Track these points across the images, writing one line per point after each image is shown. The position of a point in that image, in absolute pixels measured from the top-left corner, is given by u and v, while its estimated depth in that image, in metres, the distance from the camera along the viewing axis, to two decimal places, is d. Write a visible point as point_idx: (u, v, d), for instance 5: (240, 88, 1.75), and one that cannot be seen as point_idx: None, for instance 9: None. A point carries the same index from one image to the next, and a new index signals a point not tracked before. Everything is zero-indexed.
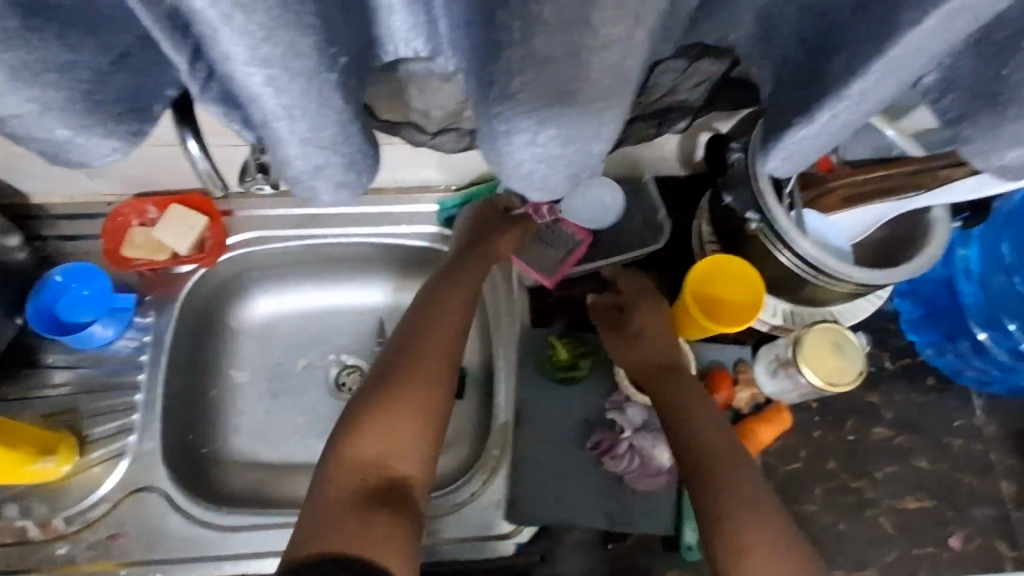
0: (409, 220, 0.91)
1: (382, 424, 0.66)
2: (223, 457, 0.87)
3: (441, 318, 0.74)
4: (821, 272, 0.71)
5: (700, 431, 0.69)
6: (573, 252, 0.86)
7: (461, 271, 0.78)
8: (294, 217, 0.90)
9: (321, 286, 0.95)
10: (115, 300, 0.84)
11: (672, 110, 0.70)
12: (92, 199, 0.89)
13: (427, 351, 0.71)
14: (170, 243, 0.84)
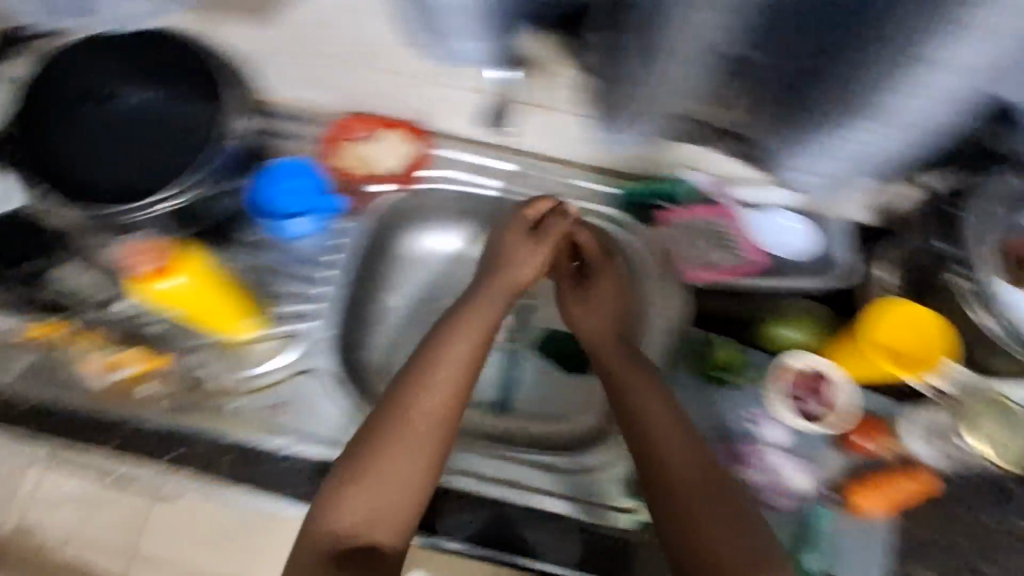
0: (588, 195, 0.93)
1: (358, 494, 0.67)
2: (370, 367, 0.93)
3: (427, 386, 0.71)
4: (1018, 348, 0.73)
5: (687, 492, 0.69)
6: (742, 267, 0.87)
7: (461, 334, 0.74)
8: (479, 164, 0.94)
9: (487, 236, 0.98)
10: (323, 199, 0.91)
11: (915, 161, 0.66)
12: (308, 102, 0.94)
13: (413, 423, 0.69)
14: (380, 162, 0.92)
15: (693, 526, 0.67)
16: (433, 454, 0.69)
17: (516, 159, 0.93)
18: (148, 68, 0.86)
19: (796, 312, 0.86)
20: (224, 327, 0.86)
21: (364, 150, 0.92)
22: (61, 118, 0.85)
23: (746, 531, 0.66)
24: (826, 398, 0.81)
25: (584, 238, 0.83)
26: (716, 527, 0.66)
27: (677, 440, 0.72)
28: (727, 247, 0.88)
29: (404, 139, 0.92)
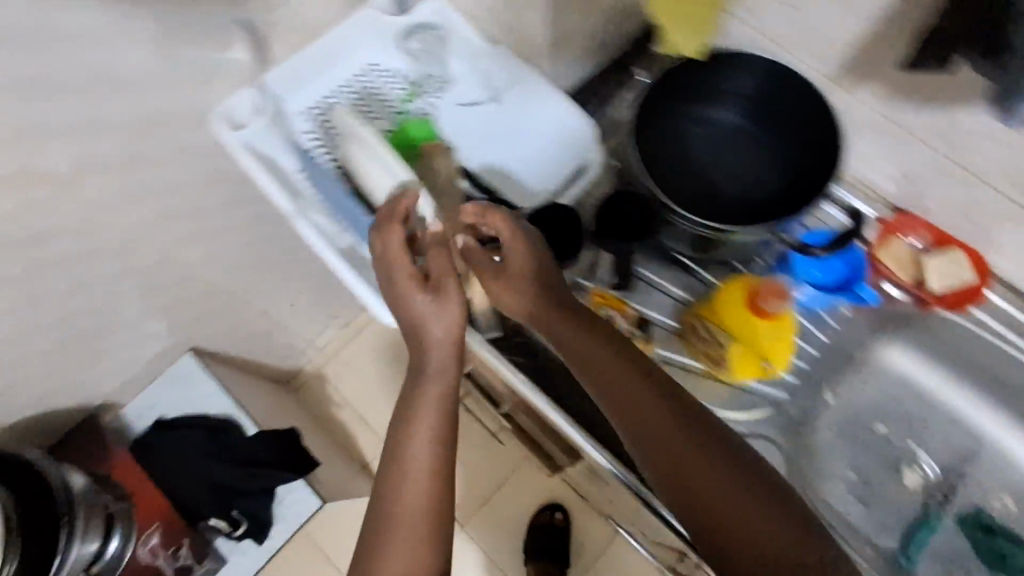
0: None
1: (398, 550, 0.69)
2: (801, 458, 0.94)
3: (410, 440, 0.74)
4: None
5: (671, 475, 0.65)
6: None
7: (433, 384, 0.77)
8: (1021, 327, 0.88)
9: (955, 389, 0.94)
10: (859, 286, 0.91)
11: None
12: (868, 184, 0.92)
13: (414, 441, 0.74)
14: (931, 274, 0.87)
15: (699, 499, 0.63)
16: (435, 480, 0.73)
17: None
18: (780, 115, 0.87)
19: None
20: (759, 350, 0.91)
21: (918, 258, 0.88)
22: (681, 128, 0.91)
23: (757, 501, 0.62)
24: None
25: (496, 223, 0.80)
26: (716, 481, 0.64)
27: (630, 411, 0.69)
28: None
29: (968, 264, 0.86)
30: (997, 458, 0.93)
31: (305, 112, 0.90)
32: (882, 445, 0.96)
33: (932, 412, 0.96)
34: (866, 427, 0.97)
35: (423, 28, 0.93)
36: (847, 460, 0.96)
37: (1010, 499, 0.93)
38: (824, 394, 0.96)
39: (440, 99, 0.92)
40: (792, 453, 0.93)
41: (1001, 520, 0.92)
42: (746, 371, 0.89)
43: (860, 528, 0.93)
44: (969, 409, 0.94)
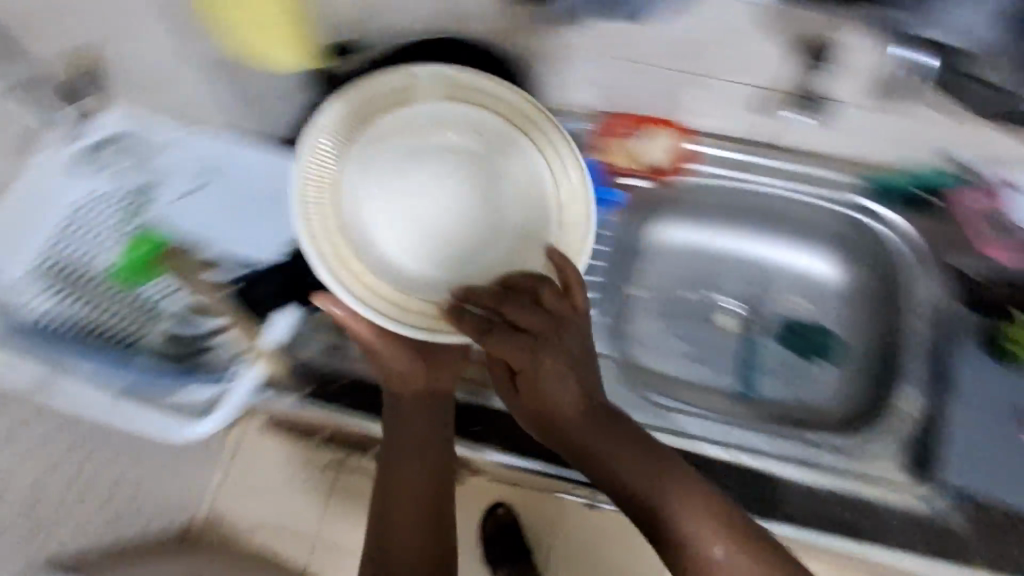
0: (835, 186, 0.99)
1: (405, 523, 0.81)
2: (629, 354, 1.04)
3: (401, 445, 0.82)
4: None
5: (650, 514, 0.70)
6: (1001, 247, 0.94)
7: (413, 417, 0.82)
8: (743, 163, 1.00)
9: (722, 233, 1.07)
10: (606, 192, 1.03)
11: None
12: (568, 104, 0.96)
13: (401, 444, 0.82)
14: (649, 157, 0.99)
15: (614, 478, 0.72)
16: (428, 461, 0.82)
17: (772, 154, 0.99)
18: (447, 67, 0.86)
19: None
20: None
21: (634, 147, 0.99)
22: None
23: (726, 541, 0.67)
24: None
25: (473, 314, 0.73)
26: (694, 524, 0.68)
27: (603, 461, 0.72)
28: (990, 226, 0.93)
29: (671, 135, 0.98)
30: (780, 270, 1.07)
31: (27, 275, 0.83)
32: (695, 306, 1.07)
33: (718, 261, 1.08)
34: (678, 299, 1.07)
35: (505, 136, 0.78)
36: (676, 334, 1.06)
37: (806, 298, 1.06)
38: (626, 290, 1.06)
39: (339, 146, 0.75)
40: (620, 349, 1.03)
41: (805, 319, 1.05)
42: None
43: (709, 384, 1.03)
44: (741, 244, 1.07)
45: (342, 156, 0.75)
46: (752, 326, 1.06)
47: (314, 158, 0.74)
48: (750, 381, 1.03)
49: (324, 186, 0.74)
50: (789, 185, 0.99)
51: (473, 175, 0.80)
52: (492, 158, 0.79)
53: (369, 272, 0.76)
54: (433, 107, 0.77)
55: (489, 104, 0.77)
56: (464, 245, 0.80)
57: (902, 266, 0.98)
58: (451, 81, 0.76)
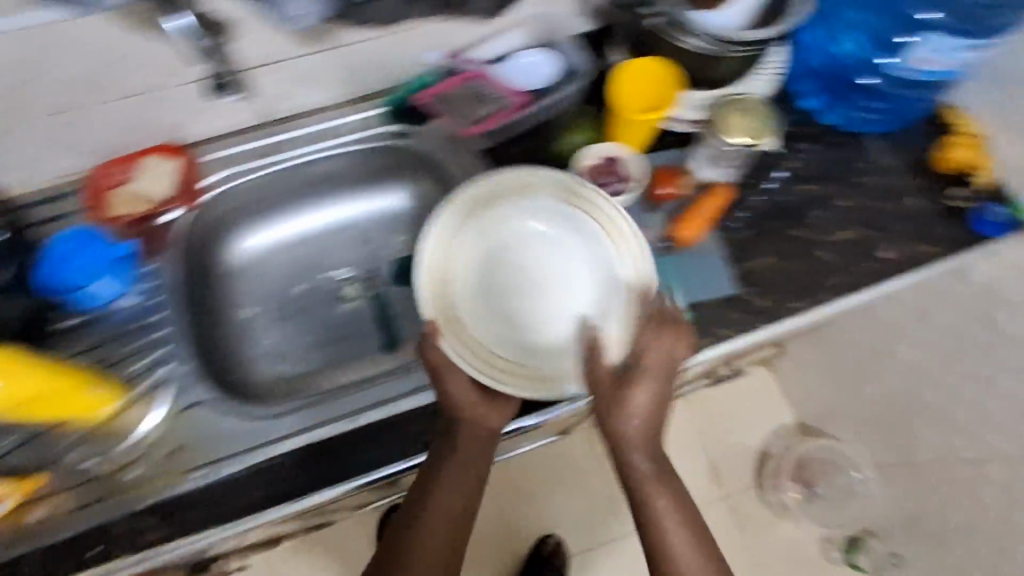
0: (357, 129, 1.01)
1: (434, 540, 0.76)
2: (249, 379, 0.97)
3: (448, 481, 0.78)
4: (728, 43, 0.83)
5: (653, 544, 0.76)
6: (508, 106, 0.95)
7: (478, 448, 0.79)
8: (274, 145, 0.99)
9: (292, 217, 1.06)
10: (119, 247, 0.89)
11: None
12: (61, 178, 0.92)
13: (464, 469, 0.78)
14: (154, 191, 0.91)
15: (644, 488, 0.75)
16: (467, 483, 0.79)
17: (285, 127, 0.99)
18: None
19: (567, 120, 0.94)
20: (83, 408, 0.82)
21: (134, 188, 0.91)
22: None
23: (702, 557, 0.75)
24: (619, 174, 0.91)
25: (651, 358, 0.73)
26: (683, 548, 0.75)
27: (644, 512, 0.76)
28: (488, 97, 0.95)
29: (165, 158, 0.92)
30: (374, 220, 1.09)
31: None
32: (314, 294, 1.06)
33: (318, 242, 1.07)
34: (291, 297, 1.05)
35: (614, 251, 0.84)
36: (308, 327, 1.04)
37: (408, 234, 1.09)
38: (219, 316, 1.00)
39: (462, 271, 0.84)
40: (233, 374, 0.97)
41: (413, 253, 1.08)
42: (68, 406, 0.81)
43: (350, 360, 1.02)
44: (328, 215, 1.07)
45: (470, 228, 0.84)
46: (371, 281, 1.07)
47: (495, 228, 0.85)
48: (392, 333, 1.05)
49: (438, 285, 0.82)
50: (324, 145, 1.01)
51: (547, 279, 0.85)
52: (566, 264, 0.85)
53: (465, 345, 0.81)
54: (536, 209, 0.85)
55: (616, 228, 0.83)
56: (490, 305, 0.84)
57: (440, 162, 1.01)
58: (568, 201, 0.85)
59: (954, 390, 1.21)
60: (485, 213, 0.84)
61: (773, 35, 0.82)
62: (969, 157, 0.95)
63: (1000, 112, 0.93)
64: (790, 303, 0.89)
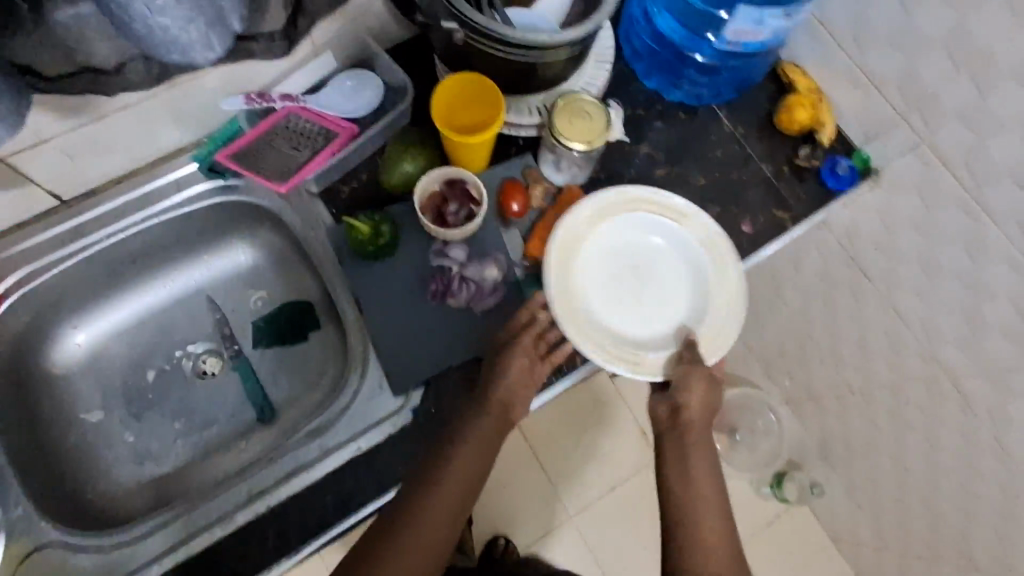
0: (171, 192, 0.89)
1: (435, 516, 0.72)
2: (109, 494, 0.88)
3: (462, 451, 0.75)
4: (524, 52, 0.75)
5: (680, 513, 0.74)
6: (331, 140, 0.86)
7: (492, 420, 0.78)
8: (78, 227, 0.87)
9: (128, 299, 0.95)
10: None
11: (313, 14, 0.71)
12: None
13: (471, 441, 0.76)
14: None
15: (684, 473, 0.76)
16: (482, 466, 0.76)
17: (88, 206, 0.87)
18: None
19: (397, 149, 0.85)
20: None
21: None
22: None
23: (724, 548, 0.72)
24: (455, 202, 0.84)
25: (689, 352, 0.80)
26: (709, 529, 0.72)
27: (681, 481, 0.76)
28: (308, 135, 0.86)
29: None
30: (221, 282, 0.98)
31: None
32: (169, 376, 0.95)
33: (163, 317, 0.96)
34: (142, 385, 0.94)
35: (703, 294, 0.85)
36: (168, 415, 0.94)
37: (263, 288, 0.99)
38: (61, 428, 0.89)
39: (684, 259, 0.86)
40: (88, 495, 0.87)
41: (273, 310, 0.98)
42: None
43: (222, 441, 0.93)
44: (167, 286, 0.96)
45: (621, 220, 0.86)
46: (230, 349, 0.96)
47: (591, 225, 0.85)
48: (263, 403, 0.95)
49: (577, 237, 0.84)
50: (140, 215, 0.88)
51: (663, 293, 0.85)
52: (674, 289, 0.86)
53: (566, 307, 0.81)
54: (675, 232, 0.86)
55: (708, 277, 0.85)
56: (600, 288, 0.85)
57: (275, 212, 0.91)
58: (701, 240, 0.86)
59: (839, 330, 1.24)
60: (645, 214, 0.86)
61: (570, 38, 0.74)
62: (811, 116, 0.94)
63: (827, 62, 0.93)
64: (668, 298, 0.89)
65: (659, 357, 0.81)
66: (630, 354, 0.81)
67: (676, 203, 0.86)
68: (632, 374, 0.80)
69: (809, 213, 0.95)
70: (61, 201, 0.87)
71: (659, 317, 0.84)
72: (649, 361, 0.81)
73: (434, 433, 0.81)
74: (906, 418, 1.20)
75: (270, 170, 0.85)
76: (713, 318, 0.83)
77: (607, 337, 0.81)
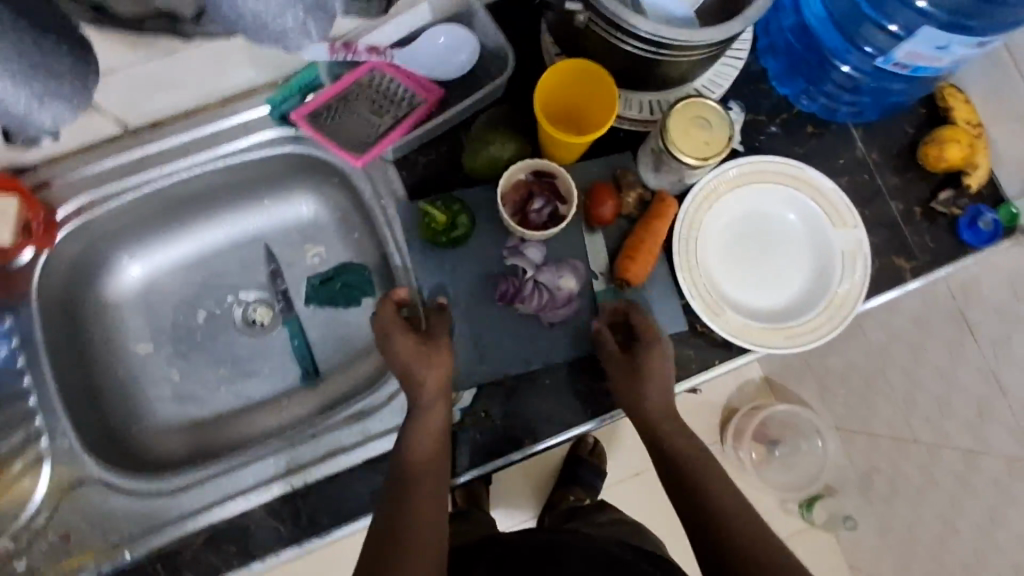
0: (241, 134, 0.84)
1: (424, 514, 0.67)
2: (149, 431, 0.88)
3: (421, 449, 0.69)
4: (655, 48, 0.66)
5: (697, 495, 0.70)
6: (417, 107, 0.78)
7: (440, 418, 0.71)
8: (139, 161, 0.83)
9: (185, 235, 0.92)
10: None
11: None
12: None
13: (425, 437, 0.70)
14: None
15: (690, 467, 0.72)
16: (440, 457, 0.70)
17: (155, 137, 0.83)
18: None
19: (485, 131, 0.77)
20: None
21: None
22: None
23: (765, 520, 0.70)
24: (540, 199, 0.75)
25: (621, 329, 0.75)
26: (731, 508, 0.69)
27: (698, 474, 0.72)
28: (393, 97, 0.79)
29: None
30: (281, 232, 0.94)
31: None
32: (218, 320, 0.93)
33: (218, 260, 0.94)
34: (192, 326, 0.92)
35: (816, 292, 0.80)
36: (213, 360, 0.92)
37: (321, 245, 0.94)
38: (110, 359, 0.89)
39: (811, 254, 0.81)
40: (131, 429, 0.87)
41: (329, 270, 0.94)
42: None
43: (264, 397, 0.91)
44: (226, 228, 0.93)
45: (776, 187, 0.81)
46: (282, 303, 0.93)
47: (745, 179, 0.81)
48: (310, 363, 0.91)
49: (728, 184, 0.80)
50: (205, 155, 0.84)
51: (779, 270, 0.81)
52: (790, 271, 0.81)
53: (685, 239, 0.79)
54: (817, 224, 0.81)
55: (829, 280, 0.80)
56: (728, 237, 0.81)
57: (346, 173, 0.85)
58: (841, 243, 0.80)
59: (919, 379, 1.14)
60: (799, 191, 0.81)
61: (720, 38, 0.65)
62: (964, 155, 0.81)
63: (1002, 96, 0.79)
64: (757, 326, 0.78)
65: (743, 321, 0.78)
66: (719, 306, 0.78)
67: (838, 197, 0.81)
68: (711, 321, 0.77)
69: (931, 267, 0.83)
70: (126, 130, 0.83)
71: (764, 289, 0.81)
72: (736, 320, 0.78)
73: (483, 443, 0.76)
74: (971, 483, 1.11)
75: (348, 139, 0.80)
76: (808, 319, 0.79)
77: (707, 284, 0.79)
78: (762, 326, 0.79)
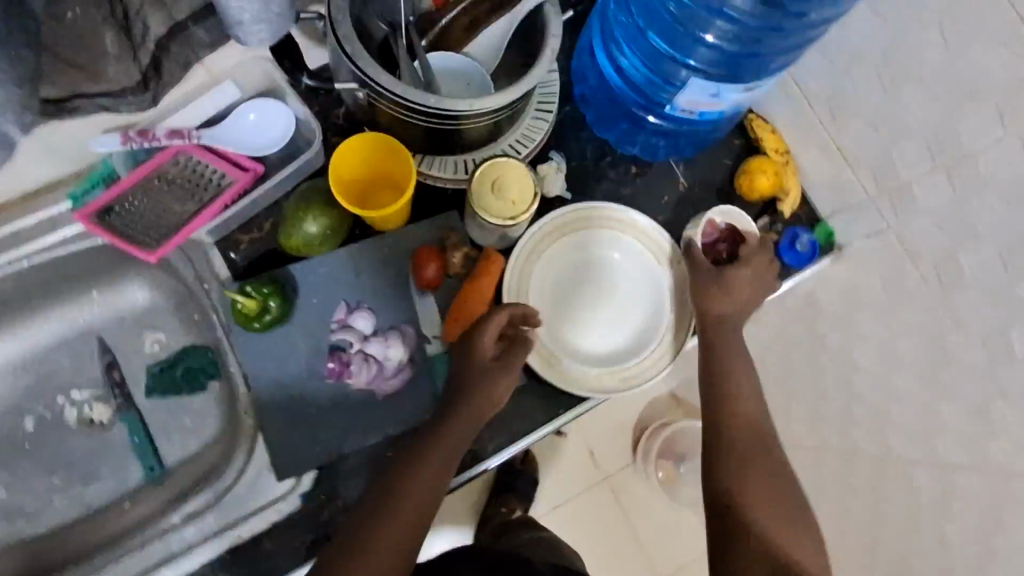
0: (43, 231, 0.79)
1: (409, 507, 0.64)
2: None
3: (433, 444, 0.67)
4: (433, 117, 0.67)
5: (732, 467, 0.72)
6: (226, 189, 0.76)
7: (462, 418, 0.69)
8: None
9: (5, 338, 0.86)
10: None
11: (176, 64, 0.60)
12: None
13: (442, 436, 0.68)
14: None
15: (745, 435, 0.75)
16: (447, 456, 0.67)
17: None
18: None
19: (298, 205, 0.76)
20: None
21: None
22: None
23: (805, 534, 0.68)
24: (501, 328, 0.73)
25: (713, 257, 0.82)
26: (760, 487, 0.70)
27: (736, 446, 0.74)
28: (202, 180, 0.77)
29: None
30: (114, 322, 0.89)
31: None
32: (50, 424, 0.87)
33: (47, 359, 0.88)
34: (19, 435, 0.86)
35: (648, 330, 0.82)
36: (45, 470, 0.86)
37: (160, 331, 0.89)
38: None
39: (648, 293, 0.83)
40: None
41: (170, 355, 0.89)
42: None
43: (106, 502, 0.85)
44: (51, 325, 0.87)
45: (605, 231, 0.83)
46: (119, 397, 0.87)
47: (573, 226, 0.82)
48: (153, 460, 0.86)
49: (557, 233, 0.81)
50: (5, 257, 0.79)
51: (613, 313, 0.83)
52: (624, 312, 0.83)
53: (516, 292, 0.79)
54: (647, 265, 0.83)
55: (660, 318, 0.82)
56: (564, 284, 0.82)
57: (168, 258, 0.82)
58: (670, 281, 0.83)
59: None
60: (626, 234, 0.83)
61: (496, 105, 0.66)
62: (774, 183, 0.85)
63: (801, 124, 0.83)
64: (593, 373, 0.79)
65: (580, 367, 0.79)
66: (555, 355, 0.79)
67: (663, 236, 0.83)
68: (545, 372, 0.78)
69: None
70: None
71: (600, 332, 0.82)
72: (571, 368, 0.79)
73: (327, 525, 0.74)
74: None
75: (153, 228, 0.77)
76: (641, 361, 0.81)
77: (542, 335, 0.79)
78: (596, 373, 0.79)
